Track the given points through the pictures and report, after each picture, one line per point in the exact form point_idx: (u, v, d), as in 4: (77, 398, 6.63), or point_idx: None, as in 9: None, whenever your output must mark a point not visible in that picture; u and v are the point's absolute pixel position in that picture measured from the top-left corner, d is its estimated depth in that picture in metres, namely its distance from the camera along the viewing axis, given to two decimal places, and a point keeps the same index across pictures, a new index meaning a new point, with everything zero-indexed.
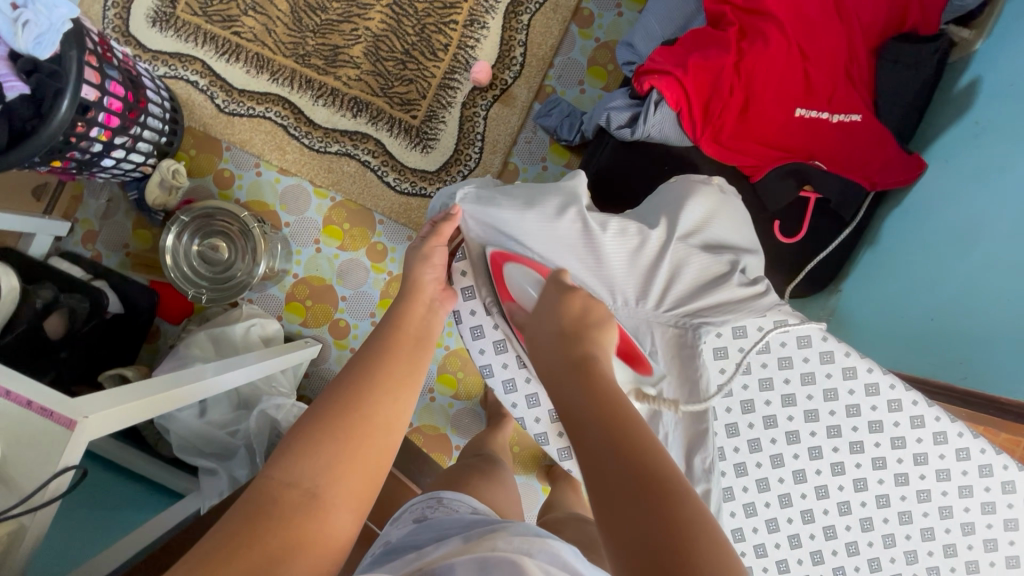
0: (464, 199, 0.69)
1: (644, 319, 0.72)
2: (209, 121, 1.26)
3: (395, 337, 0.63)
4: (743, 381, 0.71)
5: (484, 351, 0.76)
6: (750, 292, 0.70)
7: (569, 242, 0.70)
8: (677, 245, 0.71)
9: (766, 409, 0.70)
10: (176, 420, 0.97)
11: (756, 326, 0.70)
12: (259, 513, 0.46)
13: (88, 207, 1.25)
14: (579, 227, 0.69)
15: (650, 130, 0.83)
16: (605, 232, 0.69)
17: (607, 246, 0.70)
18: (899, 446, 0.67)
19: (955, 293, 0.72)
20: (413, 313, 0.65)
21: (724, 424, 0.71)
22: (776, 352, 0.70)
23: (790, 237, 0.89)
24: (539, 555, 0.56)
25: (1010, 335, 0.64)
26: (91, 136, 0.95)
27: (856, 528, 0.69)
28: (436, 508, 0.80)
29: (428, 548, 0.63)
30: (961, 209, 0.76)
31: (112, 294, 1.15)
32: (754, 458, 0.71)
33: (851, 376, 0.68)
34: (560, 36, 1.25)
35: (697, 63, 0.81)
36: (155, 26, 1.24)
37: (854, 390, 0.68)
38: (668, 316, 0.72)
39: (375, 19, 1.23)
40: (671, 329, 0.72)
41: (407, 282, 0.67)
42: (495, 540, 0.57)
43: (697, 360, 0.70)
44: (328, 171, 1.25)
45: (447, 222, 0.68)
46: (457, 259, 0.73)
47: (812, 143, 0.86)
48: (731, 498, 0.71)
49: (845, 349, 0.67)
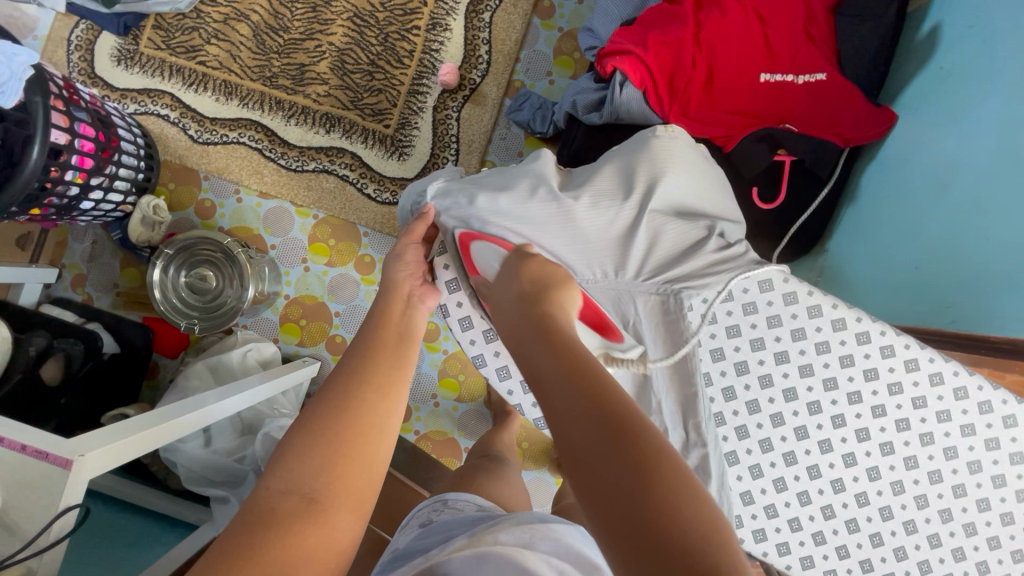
0: (434, 196, 0.70)
1: (624, 288, 0.69)
2: (184, 153, 1.26)
3: (377, 339, 0.62)
4: (735, 344, 0.70)
5: (475, 341, 0.75)
6: (728, 254, 0.68)
7: (545, 224, 0.68)
8: (651, 214, 0.68)
9: (760, 369, 0.69)
10: (181, 452, 0.99)
11: (741, 289, 0.69)
12: (258, 521, 0.46)
13: (74, 252, 1.26)
14: (553, 206, 0.67)
15: (618, 112, 0.84)
16: (578, 202, 0.67)
17: (582, 219, 0.68)
18: (897, 391, 0.66)
19: (939, 237, 0.72)
20: (392, 313, 0.65)
21: (720, 388, 0.71)
22: (764, 312, 0.69)
23: (769, 203, 0.87)
24: (541, 543, 0.61)
25: (991, 273, 0.65)
26: (67, 180, 0.96)
27: (864, 479, 0.68)
28: (443, 510, 0.81)
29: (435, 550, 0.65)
30: (934, 154, 0.76)
31: (106, 335, 1.15)
32: (754, 420, 0.70)
33: (841, 327, 0.67)
34: (524, 29, 1.26)
35: (657, 40, 0.81)
36: (120, 64, 1.25)
37: (846, 340, 0.67)
38: (648, 285, 0.68)
39: (338, 34, 1.25)
40: (653, 297, 0.68)
41: (384, 284, 0.68)
42: (498, 533, 0.62)
43: (682, 327, 0.66)
44: (308, 190, 1.25)
45: (419, 221, 0.69)
46: (437, 254, 0.73)
47: (781, 107, 0.85)
48: (736, 462, 0.71)
49: (832, 301, 0.67)
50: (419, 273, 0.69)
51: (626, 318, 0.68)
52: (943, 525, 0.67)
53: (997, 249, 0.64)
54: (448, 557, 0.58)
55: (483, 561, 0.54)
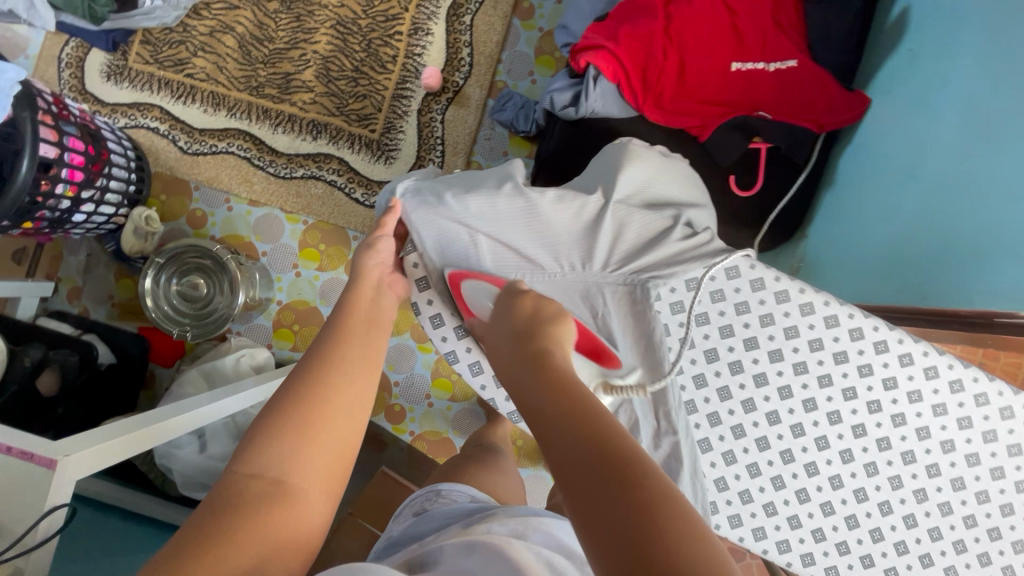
0: (404, 192, 0.68)
1: (592, 280, 0.65)
2: (174, 164, 1.28)
3: (344, 326, 0.61)
4: (704, 331, 0.67)
5: (446, 338, 0.71)
6: (695, 243, 0.65)
7: (508, 219, 0.64)
8: (616, 206, 0.64)
9: (729, 355, 0.67)
10: (178, 459, 1.01)
11: (707, 276, 0.66)
12: (224, 507, 0.47)
13: (69, 265, 1.27)
14: (519, 201, 0.63)
15: (593, 105, 0.85)
16: (543, 196, 0.63)
17: (548, 213, 0.63)
18: (867, 373, 0.64)
19: (912, 217, 0.73)
20: (362, 301, 0.63)
21: (691, 376, 0.68)
22: (732, 299, 0.66)
23: (747, 190, 0.88)
24: (535, 535, 0.64)
25: (964, 249, 0.65)
26: (58, 193, 0.98)
27: (837, 461, 0.66)
28: (436, 500, 0.82)
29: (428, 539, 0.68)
30: (906, 135, 0.77)
31: (102, 346, 1.17)
32: (725, 406, 0.67)
33: (809, 312, 0.64)
34: (504, 31, 1.27)
35: (628, 33, 0.83)
36: (110, 80, 1.27)
37: (814, 324, 0.64)
38: (616, 276, 0.65)
39: (322, 42, 1.27)
40: (621, 288, 0.65)
41: (354, 272, 0.65)
42: (490, 523, 0.65)
43: (651, 322, 0.62)
44: (297, 196, 1.27)
45: (387, 214, 0.66)
46: (408, 252, 0.70)
47: (755, 95, 0.85)
48: (709, 449, 0.68)
49: (799, 286, 0.64)
50: (388, 261, 0.67)
51: (595, 312, 0.65)
52: (918, 505, 0.65)
53: (970, 225, 0.65)
54: (441, 545, 0.61)
55: (474, 546, 0.58)
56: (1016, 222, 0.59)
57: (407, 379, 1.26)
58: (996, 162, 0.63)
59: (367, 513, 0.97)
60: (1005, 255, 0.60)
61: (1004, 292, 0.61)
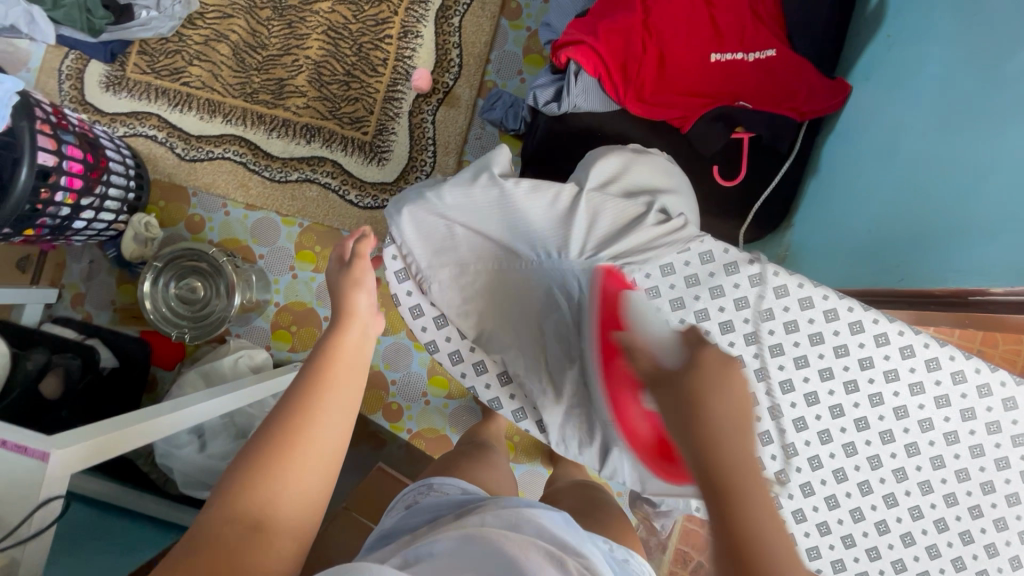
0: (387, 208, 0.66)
1: (569, 267, 0.65)
2: (173, 171, 1.31)
3: (324, 371, 0.55)
4: (680, 316, 0.69)
5: (426, 328, 0.70)
6: (668, 229, 0.67)
7: (487, 210, 0.64)
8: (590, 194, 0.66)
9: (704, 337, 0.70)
10: (178, 458, 1.03)
11: (682, 262, 0.69)
12: (191, 553, 0.43)
13: (72, 272, 1.30)
14: (495, 190, 0.63)
15: (575, 100, 0.86)
16: (517, 186, 0.63)
17: (524, 203, 0.64)
18: (841, 353, 0.69)
19: (891, 202, 0.73)
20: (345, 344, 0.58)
21: None
22: (704, 283, 0.69)
23: (730, 180, 0.88)
24: (528, 526, 0.65)
25: (940, 229, 0.66)
26: (57, 201, 1.01)
27: (816, 442, 0.71)
28: (427, 493, 0.83)
29: (421, 531, 0.70)
30: (885, 120, 0.77)
31: (105, 350, 1.19)
32: None
33: (785, 294, 0.68)
34: (492, 31, 1.29)
35: (607, 28, 0.84)
36: (109, 90, 1.30)
37: (789, 306, 0.69)
38: (592, 262, 0.65)
39: (314, 48, 1.29)
40: (596, 274, 0.65)
41: (341, 309, 0.62)
42: (483, 517, 0.67)
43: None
44: (293, 199, 1.29)
45: (363, 246, 0.67)
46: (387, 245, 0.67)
47: (735, 85, 0.86)
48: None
49: (774, 270, 0.68)
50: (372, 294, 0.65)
51: (571, 297, 0.66)
52: (899, 485, 0.70)
53: (947, 205, 0.65)
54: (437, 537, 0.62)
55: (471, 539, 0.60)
56: (993, 201, 0.60)
57: (404, 377, 1.28)
58: (971, 143, 0.64)
59: (363, 509, 0.98)
60: (983, 235, 0.61)
61: (983, 270, 0.62)
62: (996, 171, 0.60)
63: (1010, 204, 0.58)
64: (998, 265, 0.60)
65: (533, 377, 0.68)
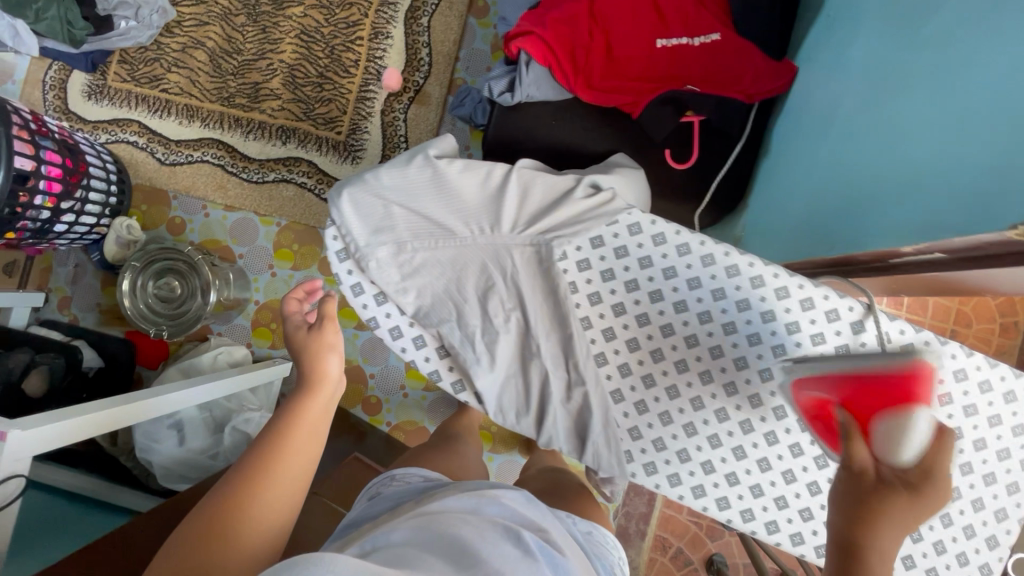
0: (334, 193, 0.67)
1: (501, 243, 0.65)
2: (153, 175, 1.34)
3: (280, 444, 0.55)
4: (611, 287, 0.63)
5: (368, 305, 0.68)
6: (599, 201, 0.65)
7: (420, 188, 0.65)
8: (519, 168, 0.66)
9: (636, 310, 0.63)
10: (157, 453, 1.06)
11: (611, 234, 0.63)
12: None
13: (59, 276, 1.34)
14: (428, 171, 0.65)
15: (528, 90, 0.89)
16: (450, 165, 0.65)
17: (456, 181, 0.65)
18: (796, 331, 0.60)
19: (824, 174, 0.74)
20: (307, 416, 0.58)
21: (624, 340, 0.64)
22: (635, 255, 0.62)
23: (681, 162, 0.91)
24: (489, 506, 0.65)
25: (866, 195, 0.65)
26: (36, 205, 1.04)
27: (788, 455, 0.63)
28: (390, 483, 0.84)
29: (377, 522, 0.67)
30: (823, 96, 0.79)
31: (89, 350, 1.22)
32: (659, 368, 0.64)
33: (760, 284, 0.61)
34: (461, 30, 1.33)
35: (554, 18, 0.87)
36: (91, 99, 1.34)
37: (765, 296, 0.61)
38: (523, 237, 0.64)
39: (287, 51, 1.32)
40: (528, 249, 0.65)
41: (311, 375, 0.61)
42: (444, 499, 0.65)
43: (556, 279, 0.64)
44: (270, 200, 1.32)
45: (326, 302, 0.67)
46: (327, 227, 0.67)
47: (683, 70, 0.88)
48: (621, 400, 0.65)
49: (749, 260, 0.61)
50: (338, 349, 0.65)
51: (505, 272, 0.65)
52: None
53: (865, 171, 0.65)
54: (392, 524, 0.60)
55: (430, 526, 0.58)
56: (903, 161, 0.59)
57: (382, 370, 1.30)
58: (882, 112, 0.65)
59: (337, 497, 1.00)
60: (895, 195, 0.60)
61: (899, 231, 0.59)
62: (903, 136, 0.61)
63: (916, 163, 0.57)
64: (908, 224, 0.57)
65: (467, 347, 0.67)
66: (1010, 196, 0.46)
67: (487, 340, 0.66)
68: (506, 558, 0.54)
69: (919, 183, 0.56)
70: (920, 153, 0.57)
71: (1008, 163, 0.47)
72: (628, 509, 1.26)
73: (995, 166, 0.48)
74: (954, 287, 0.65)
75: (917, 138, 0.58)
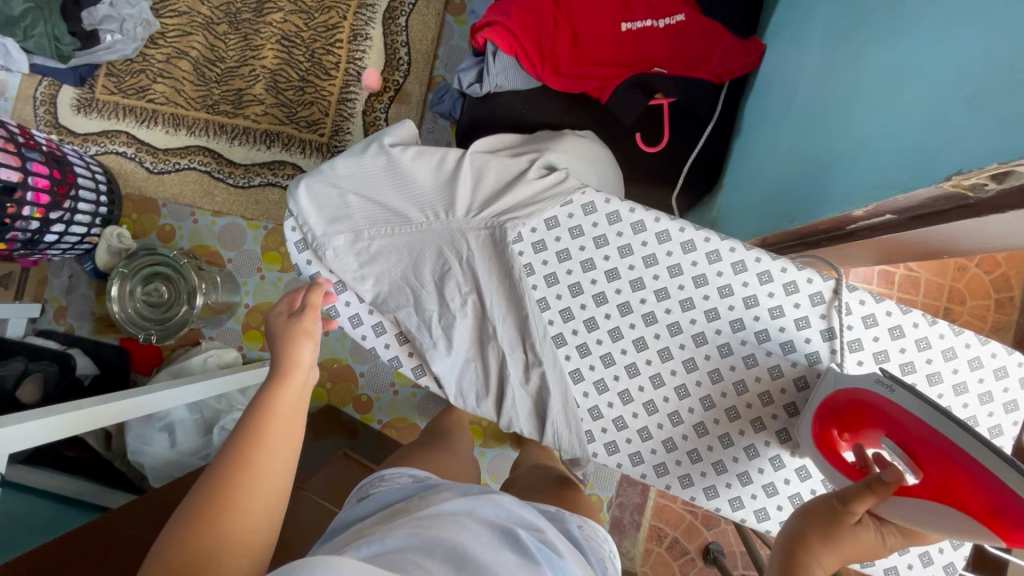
0: (294, 185, 0.69)
1: (456, 228, 0.67)
2: (143, 184, 1.37)
3: (261, 431, 0.51)
4: (567, 267, 0.66)
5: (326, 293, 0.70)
6: (552, 180, 0.67)
7: (376, 176, 0.68)
8: (473, 153, 0.68)
9: (593, 289, 0.66)
10: (149, 455, 1.07)
11: (565, 214, 0.66)
12: None
13: (54, 286, 1.37)
14: (382, 159, 0.68)
15: (496, 79, 0.89)
16: (404, 153, 0.67)
17: (412, 169, 0.67)
18: (754, 305, 0.63)
19: (790, 149, 0.74)
20: (282, 405, 0.54)
21: (582, 319, 0.66)
22: (590, 234, 0.65)
23: (653, 145, 0.91)
24: (485, 509, 0.58)
25: (826, 164, 0.65)
26: (25, 216, 1.06)
27: (750, 430, 0.64)
28: (378, 483, 0.73)
29: (368, 527, 0.59)
30: (789, 72, 0.78)
31: (84, 357, 1.24)
32: (618, 347, 0.65)
33: (716, 260, 0.63)
34: (439, 28, 1.34)
35: (519, 8, 0.87)
36: (81, 112, 1.36)
37: (722, 271, 0.63)
38: (478, 220, 0.66)
39: (269, 57, 1.34)
40: (483, 231, 0.67)
41: (283, 362, 0.57)
42: (439, 504, 0.58)
43: (510, 260, 0.66)
44: (256, 204, 1.34)
45: (315, 290, 0.64)
46: (286, 218, 0.70)
47: (650, 53, 0.87)
48: (580, 379, 0.66)
49: (703, 235, 0.63)
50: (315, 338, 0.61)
51: (460, 255, 0.67)
52: None
53: (824, 143, 0.66)
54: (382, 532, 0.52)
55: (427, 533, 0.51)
56: (859, 128, 0.59)
57: (371, 368, 1.31)
58: (842, 82, 0.64)
59: (327, 495, 0.98)
60: (850, 161, 0.60)
61: (852, 198, 0.59)
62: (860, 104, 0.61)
63: (870, 128, 0.57)
64: (861, 190, 0.57)
65: (424, 332, 0.68)
66: (950, 150, 0.46)
67: (443, 324, 0.67)
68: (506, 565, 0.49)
69: (871, 146, 0.57)
70: (874, 117, 0.57)
71: (949, 116, 0.46)
72: (622, 500, 1.25)
73: (937, 119, 0.48)
74: (908, 251, 0.66)
75: (872, 102, 0.58)
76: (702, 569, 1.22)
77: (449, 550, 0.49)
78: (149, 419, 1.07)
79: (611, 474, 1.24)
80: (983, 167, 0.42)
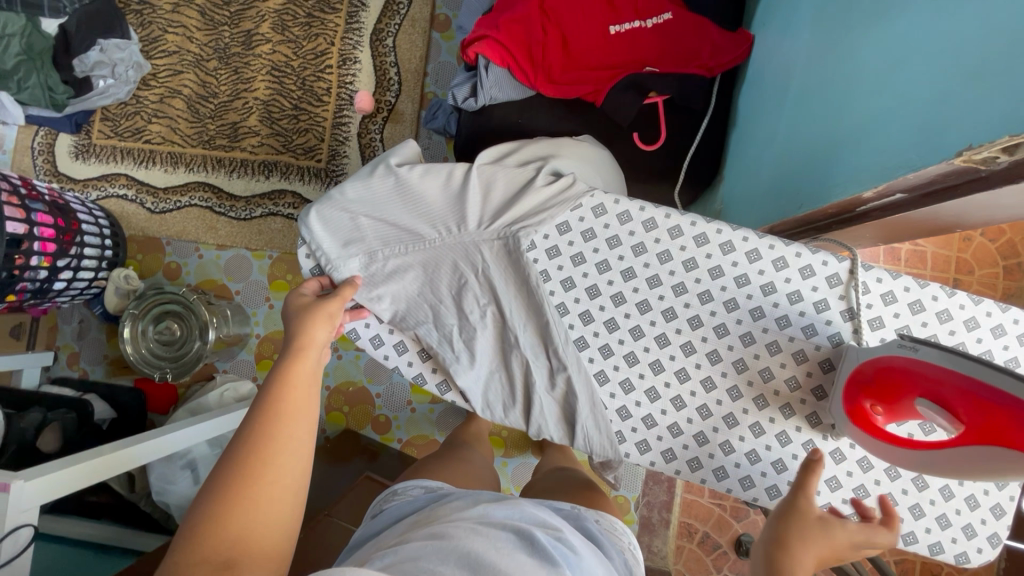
0: (307, 211, 0.70)
1: (470, 241, 0.68)
2: (146, 224, 1.37)
3: (281, 414, 0.52)
4: (582, 271, 0.66)
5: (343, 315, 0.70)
6: (560, 187, 0.67)
7: (386, 199, 0.69)
8: (479, 166, 0.69)
9: (611, 289, 0.66)
10: (173, 493, 1.06)
11: (576, 218, 0.66)
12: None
13: (65, 333, 1.37)
14: (390, 180, 0.68)
15: (491, 92, 0.90)
16: (411, 172, 0.68)
17: (421, 188, 0.68)
18: (772, 292, 0.63)
19: (789, 136, 0.75)
20: (298, 390, 0.54)
21: (602, 322, 0.66)
22: (603, 236, 0.66)
23: (652, 144, 0.91)
24: (496, 511, 0.57)
25: (828, 147, 0.65)
26: (33, 266, 1.06)
27: (779, 418, 0.64)
28: (392, 498, 0.72)
29: (389, 539, 0.59)
30: (782, 61, 0.79)
31: (101, 401, 1.24)
32: (640, 345, 0.66)
33: (729, 250, 0.64)
34: (426, 45, 1.35)
35: (507, 19, 0.88)
36: (79, 158, 1.37)
37: (737, 261, 0.63)
38: (491, 231, 0.67)
39: (261, 88, 1.35)
40: (496, 243, 0.67)
41: (295, 342, 0.58)
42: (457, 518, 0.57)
43: (525, 268, 0.66)
44: (260, 234, 1.35)
45: (348, 285, 0.65)
46: (301, 244, 0.70)
47: (640, 52, 0.88)
48: (605, 380, 0.66)
49: (715, 227, 0.64)
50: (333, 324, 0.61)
51: (475, 268, 0.68)
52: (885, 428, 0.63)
53: (824, 127, 0.66)
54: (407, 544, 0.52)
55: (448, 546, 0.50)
56: (859, 110, 0.60)
57: (387, 388, 1.31)
58: (837, 66, 0.65)
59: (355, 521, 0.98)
60: (852, 143, 0.60)
61: (859, 180, 0.59)
62: (856, 85, 0.61)
63: (871, 110, 0.58)
64: (867, 172, 0.58)
65: (446, 346, 0.68)
66: (955, 127, 0.46)
67: (464, 337, 0.68)
68: (523, 568, 0.48)
69: (872, 127, 0.57)
70: (873, 99, 0.57)
71: (953, 93, 0.46)
72: (649, 499, 1.24)
73: (939, 97, 0.48)
74: (919, 228, 0.66)
75: (871, 84, 0.58)
76: (735, 562, 1.21)
77: (464, 557, 0.49)
78: (170, 457, 1.07)
79: (636, 474, 1.23)
80: (994, 140, 0.42)
